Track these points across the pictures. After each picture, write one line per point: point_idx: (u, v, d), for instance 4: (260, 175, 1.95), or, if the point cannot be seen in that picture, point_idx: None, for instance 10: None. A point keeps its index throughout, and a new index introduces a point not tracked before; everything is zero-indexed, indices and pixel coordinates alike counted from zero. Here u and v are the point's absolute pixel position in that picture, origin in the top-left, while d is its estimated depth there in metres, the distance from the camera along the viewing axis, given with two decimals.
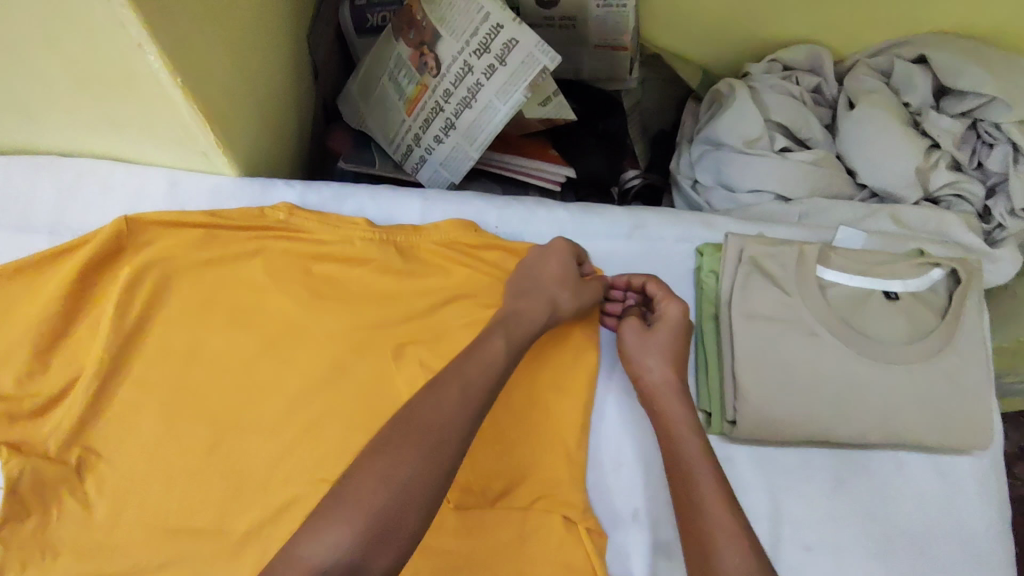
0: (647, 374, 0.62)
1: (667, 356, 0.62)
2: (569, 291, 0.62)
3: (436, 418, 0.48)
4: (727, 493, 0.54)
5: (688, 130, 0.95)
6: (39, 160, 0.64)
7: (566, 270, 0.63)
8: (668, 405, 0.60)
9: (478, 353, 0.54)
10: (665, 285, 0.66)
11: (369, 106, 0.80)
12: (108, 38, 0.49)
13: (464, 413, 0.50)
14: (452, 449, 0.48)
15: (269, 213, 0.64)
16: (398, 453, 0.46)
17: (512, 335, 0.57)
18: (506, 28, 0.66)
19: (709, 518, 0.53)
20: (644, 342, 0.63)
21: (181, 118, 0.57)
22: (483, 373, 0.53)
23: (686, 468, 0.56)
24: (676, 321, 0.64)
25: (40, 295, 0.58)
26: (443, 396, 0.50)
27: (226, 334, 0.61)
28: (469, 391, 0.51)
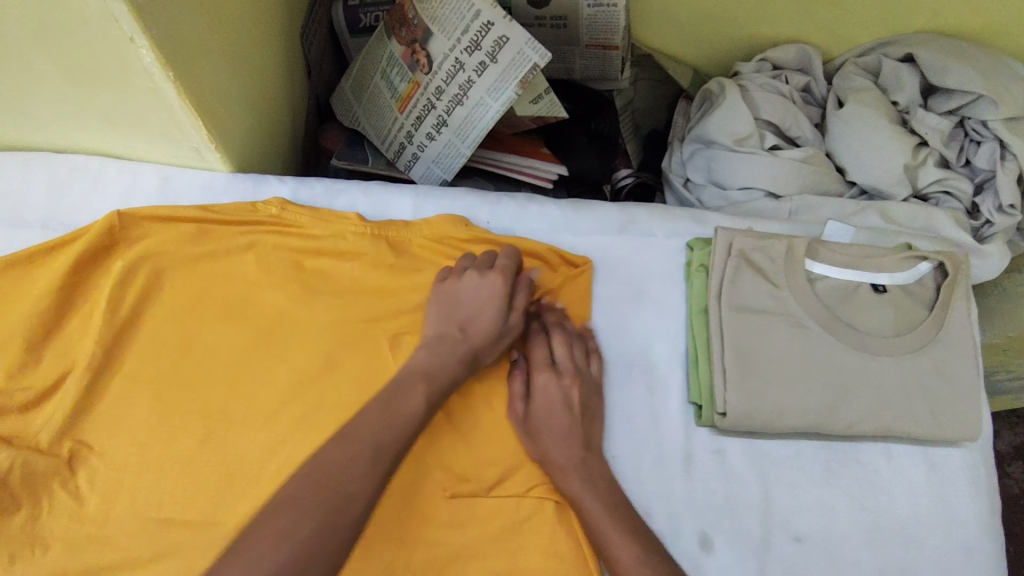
0: (545, 451, 0.59)
1: (558, 433, 0.59)
2: (492, 350, 0.61)
3: (345, 477, 0.48)
4: (640, 544, 0.55)
5: (680, 129, 0.96)
6: (33, 156, 0.65)
7: (494, 324, 0.60)
8: (569, 483, 0.58)
9: (398, 404, 0.54)
10: (564, 338, 0.63)
11: (362, 105, 0.80)
12: (101, 32, 0.49)
13: (374, 470, 0.49)
14: (355, 510, 0.47)
15: (262, 208, 0.64)
16: (300, 511, 0.45)
17: (432, 384, 0.56)
18: (496, 26, 0.67)
19: (614, 557, 0.55)
20: (531, 424, 0.60)
21: (173, 112, 0.58)
22: (402, 419, 0.53)
23: (598, 528, 0.56)
24: (557, 400, 0.60)
25: (33, 287, 0.59)
26: (353, 454, 0.49)
27: (217, 327, 0.61)
28: (384, 443, 0.51)
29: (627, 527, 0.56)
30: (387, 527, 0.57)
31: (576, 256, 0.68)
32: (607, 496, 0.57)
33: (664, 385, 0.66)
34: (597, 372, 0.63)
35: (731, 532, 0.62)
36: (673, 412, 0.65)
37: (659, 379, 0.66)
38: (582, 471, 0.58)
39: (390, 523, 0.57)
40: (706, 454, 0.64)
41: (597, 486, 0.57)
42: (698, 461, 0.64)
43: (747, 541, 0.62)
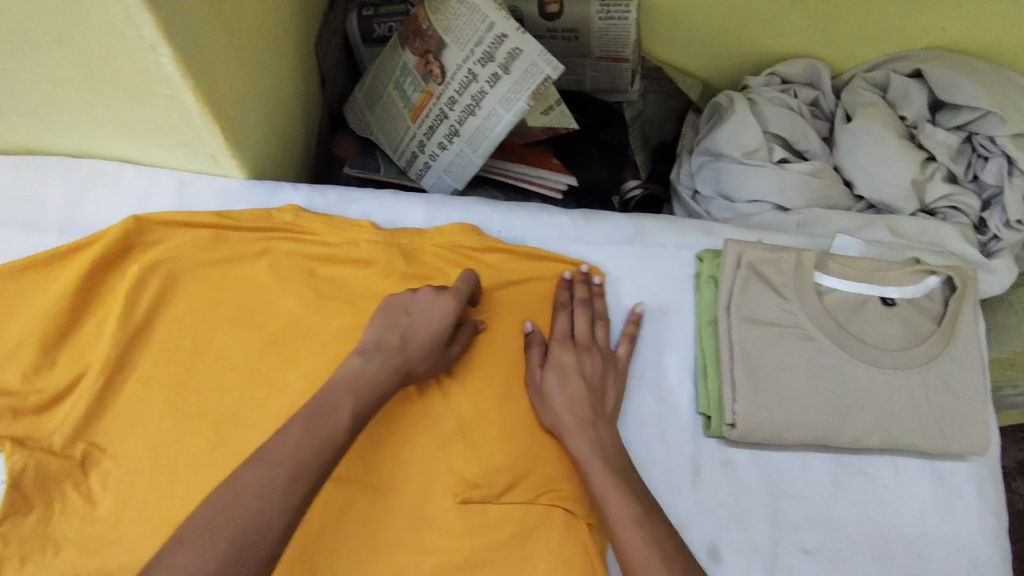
0: (553, 414, 0.61)
1: (570, 396, 0.61)
2: (428, 364, 0.59)
3: (256, 507, 0.46)
4: (637, 501, 0.56)
5: (688, 141, 0.96)
6: (51, 160, 0.65)
7: (436, 339, 0.59)
8: (577, 442, 0.60)
9: (321, 422, 0.52)
10: (590, 312, 0.66)
11: (375, 114, 0.81)
12: (123, 40, 0.50)
13: (290, 496, 0.47)
14: (270, 540, 0.46)
15: (276, 215, 0.65)
16: (210, 541, 0.44)
17: (361, 399, 0.54)
18: (509, 38, 0.67)
19: (614, 516, 0.56)
20: (548, 385, 0.62)
21: (191, 120, 0.59)
22: (326, 437, 0.51)
23: (598, 484, 0.57)
24: (571, 369, 0.62)
25: (50, 290, 0.59)
26: (267, 479, 0.47)
27: (231, 332, 0.61)
28: (301, 464, 0.49)
29: (627, 487, 0.57)
30: (399, 529, 0.58)
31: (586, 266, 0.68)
32: (611, 457, 0.59)
33: (672, 396, 0.66)
34: (624, 354, 0.65)
35: (738, 542, 0.62)
36: (682, 423, 0.65)
37: (666, 389, 0.66)
38: (590, 435, 0.60)
39: (401, 526, 0.58)
40: (714, 465, 0.64)
41: (605, 448, 0.59)
42: (706, 472, 0.64)
43: (754, 552, 0.62)
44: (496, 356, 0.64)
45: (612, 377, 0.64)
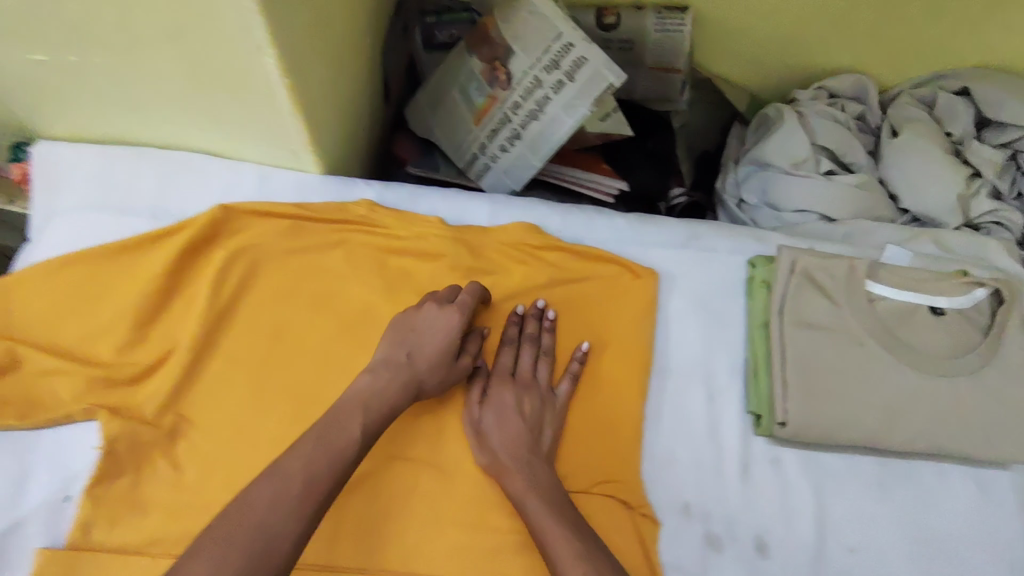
0: (491, 452, 0.61)
1: (506, 435, 0.61)
2: (435, 379, 0.61)
3: (269, 518, 0.48)
4: (573, 533, 0.55)
5: (733, 151, 0.99)
6: (144, 151, 0.70)
7: (441, 354, 0.62)
8: (513, 480, 0.59)
9: (333, 436, 0.53)
10: (537, 349, 0.66)
11: (436, 116, 0.84)
12: (233, 41, 0.54)
13: (303, 509, 0.49)
14: (284, 550, 0.47)
15: (351, 209, 0.69)
16: (223, 550, 0.45)
17: (371, 411, 0.56)
18: (576, 47, 0.71)
19: (553, 551, 0.54)
20: (491, 422, 0.63)
21: (280, 116, 0.63)
22: (339, 451, 0.53)
23: (533, 519, 0.56)
24: (508, 408, 0.63)
25: (144, 270, 0.64)
26: (283, 491, 0.49)
27: (308, 317, 0.65)
28: (316, 477, 0.51)
29: (565, 519, 0.56)
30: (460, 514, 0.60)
31: (641, 266, 0.70)
32: (548, 491, 0.58)
33: (721, 396, 0.68)
34: (564, 392, 0.65)
35: (784, 538, 0.64)
36: (732, 420, 0.67)
37: (716, 389, 0.68)
38: (525, 472, 0.59)
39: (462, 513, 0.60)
40: (763, 463, 0.67)
41: (541, 484, 0.59)
42: (755, 469, 0.66)
43: (801, 548, 0.64)
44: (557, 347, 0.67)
45: (550, 415, 0.64)
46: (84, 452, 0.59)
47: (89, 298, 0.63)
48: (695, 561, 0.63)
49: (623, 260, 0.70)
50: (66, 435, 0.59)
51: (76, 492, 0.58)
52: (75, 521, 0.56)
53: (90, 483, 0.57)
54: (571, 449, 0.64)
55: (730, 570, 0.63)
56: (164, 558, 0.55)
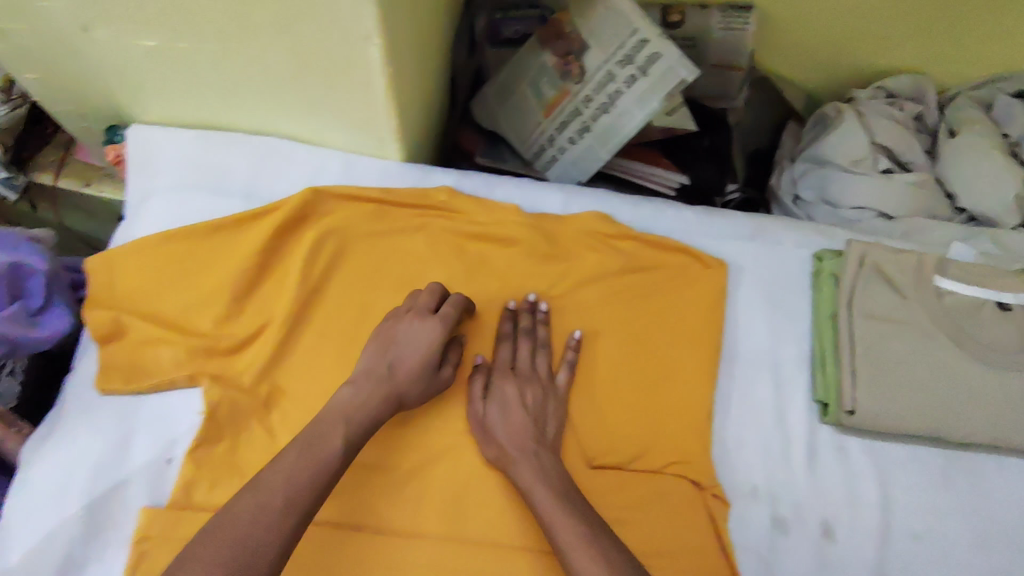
0: (498, 446, 0.62)
1: (510, 428, 0.62)
2: (416, 391, 0.62)
3: (254, 530, 0.48)
4: (580, 518, 0.55)
5: (788, 149, 1.00)
6: (234, 134, 0.73)
7: (423, 366, 0.62)
8: (522, 470, 0.59)
9: (315, 448, 0.54)
10: (534, 342, 0.67)
11: (504, 108, 0.87)
12: (341, 29, 0.57)
13: (286, 520, 0.50)
14: (268, 561, 0.48)
15: (433, 195, 0.72)
16: (205, 567, 0.46)
17: (353, 424, 0.57)
18: (651, 43, 0.73)
19: (558, 537, 0.54)
20: (497, 416, 0.63)
21: (374, 104, 0.66)
22: (322, 460, 0.53)
23: (540, 508, 0.56)
24: (510, 401, 0.63)
25: (241, 248, 0.67)
26: (265, 505, 0.50)
27: (392, 297, 0.69)
28: (297, 489, 0.51)
29: (574, 506, 0.56)
30: None
31: (710, 257, 0.73)
32: (555, 479, 0.58)
33: (788, 384, 0.70)
34: (563, 381, 0.66)
35: (849, 523, 0.66)
36: (798, 408, 0.70)
37: (783, 378, 0.71)
38: (532, 462, 0.60)
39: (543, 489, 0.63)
40: (829, 450, 0.69)
41: (549, 473, 0.59)
42: (821, 456, 0.68)
43: (866, 533, 0.66)
44: (631, 333, 0.69)
45: (553, 406, 0.65)
46: (187, 416, 0.62)
47: (189, 272, 0.67)
48: (763, 542, 0.65)
49: (694, 250, 0.73)
50: (169, 402, 0.63)
51: (178, 453, 0.61)
52: (177, 482, 0.60)
53: (193, 446, 0.60)
54: (580, 442, 0.65)
55: (797, 552, 0.65)
56: None
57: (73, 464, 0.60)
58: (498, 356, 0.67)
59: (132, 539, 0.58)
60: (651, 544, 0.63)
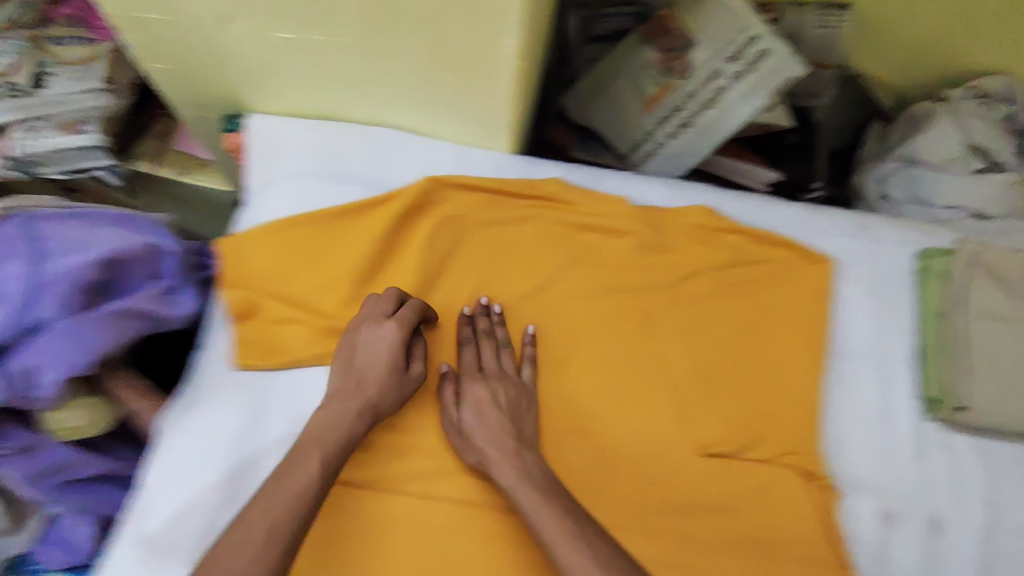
0: (479, 452, 0.62)
1: (490, 431, 0.62)
2: (390, 397, 0.62)
3: (239, 562, 0.49)
4: (565, 518, 0.55)
5: (876, 146, 0.99)
6: (352, 125, 0.76)
7: (389, 371, 0.62)
8: (503, 473, 0.59)
9: (289, 477, 0.54)
10: (495, 341, 0.68)
11: (599, 104, 0.88)
12: (482, 23, 0.59)
13: (273, 548, 0.50)
14: None
15: (543, 185, 0.74)
16: None
17: (327, 443, 0.57)
18: (761, 40, 0.73)
19: (546, 537, 0.54)
20: (474, 421, 0.63)
21: (497, 97, 0.68)
22: (298, 485, 0.54)
23: (525, 512, 0.57)
24: (480, 402, 0.64)
25: (364, 234, 0.70)
26: (248, 538, 0.50)
27: (506, 285, 0.71)
28: (277, 516, 0.52)
29: (558, 506, 0.56)
30: (654, 474, 0.66)
31: (816, 252, 0.74)
32: (536, 480, 0.59)
33: (892, 380, 0.72)
34: (528, 376, 0.67)
35: (957, 519, 0.67)
36: (902, 404, 0.71)
37: (887, 374, 0.72)
38: (513, 462, 0.60)
39: (656, 473, 0.66)
40: (935, 447, 0.69)
41: (529, 475, 0.59)
42: (928, 452, 0.69)
43: (974, 530, 0.66)
44: (738, 326, 0.71)
45: (525, 404, 0.66)
46: (319, 392, 0.65)
47: (315, 256, 0.70)
48: (871, 535, 0.66)
49: (798, 246, 0.74)
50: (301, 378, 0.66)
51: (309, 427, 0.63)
52: None
53: None
54: (641, 440, 0.67)
55: (905, 545, 0.66)
56: (396, 491, 0.63)
57: (213, 436, 0.63)
58: (462, 358, 0.67)
59: None
60: (759, 530, 0.65)
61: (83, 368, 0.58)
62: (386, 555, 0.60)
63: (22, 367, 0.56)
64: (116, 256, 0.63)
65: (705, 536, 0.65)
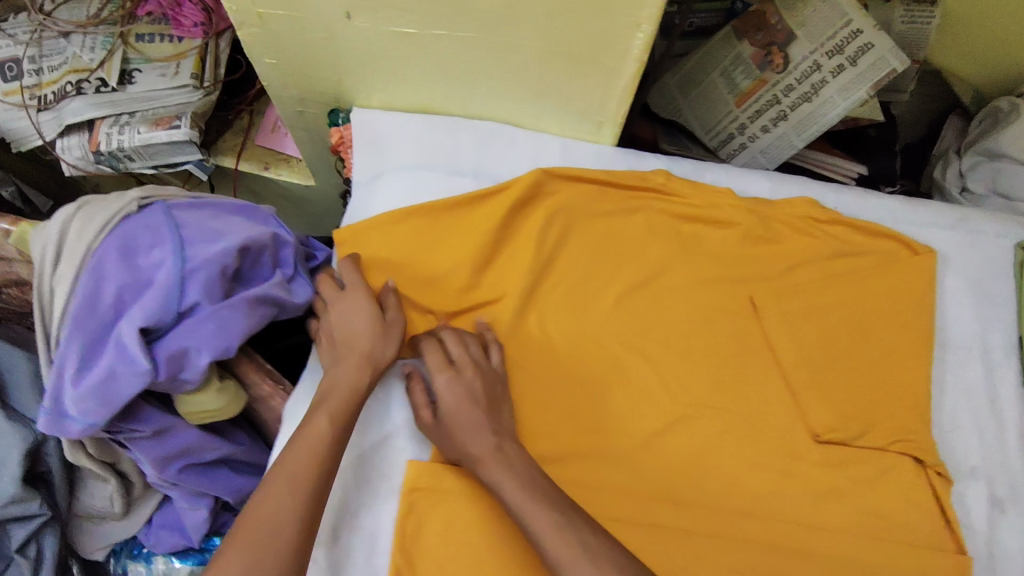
0: (463, 448, 0.61)
1: (470, 425, 0.61)
2: (382, 343, 0.64)
3: (267, 511, 0.52)
4: (553, 513, 0.55)
5: (950, 141, 1.03)
6: (456, 119, 0.78)
7: (370, 322, 0.64)
8: (490, 469, 0.59)
9: (302, 440, 0.57)
10: (459, 333, 0.66)
11: (687, 99, 0.89)
12: (616, 17, 0.59)
13: (296, 500, 0.53)
14: (285, 534, 0.52)
15: (651, 177, 0.75)
16: (234, 549, 0.50)
17: (333, 404, 0.60)
18: (864, 34, 0.75)
19: (534, 530, 0.54)
20: (452, 420, 0.61)
21: (613, 90, 0.69)
22: (316, 443, 0.57)
23: (513, 506, 0.56)
24: (456, 399, 0.62)
25: (479, 225, 0.71)
26: (273, 491, 0.54)
27: (615, 274, 0.73)
28: (300, 472, 0.55)
29: (548, 501, 0.56)
30: (769, 462, 0.68)
31: (921, 245, 0.75)
32: (523, 474, 0.58)
33: (995, 370, 0.73)
34: (497, 360, 0.66)
35: None
36: (1008, 393, 0.72)
37: (990, 363, 0.73)
38: (499, 457, 0.59)
39: (771, 460, 0.68)
40: None
41: (518, 468, 0.59)
42: None
43: None
44: (844, 317, 0.72)
45: (501, 391, 0.65)
46: None
47: (433, 244, 0.71)
48: (983, 522, 0.68)
49: (902, 238, 0.75)
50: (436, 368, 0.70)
51: None
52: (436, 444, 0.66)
53: None
54: (754, 424, 0.69)
55: (1015, 530, 0.68)
56: None
57: (365, 419, 0.67)
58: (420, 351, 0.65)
59: (401, 489, 0.65)
60: (874, 517, 0.66)
61: (231, 351, 0.60)
62: (510, 538, 0.62)
63: (177, 349, 0.57)
64: (250, 244, 0.63)
65: (820, 522, 0.66)
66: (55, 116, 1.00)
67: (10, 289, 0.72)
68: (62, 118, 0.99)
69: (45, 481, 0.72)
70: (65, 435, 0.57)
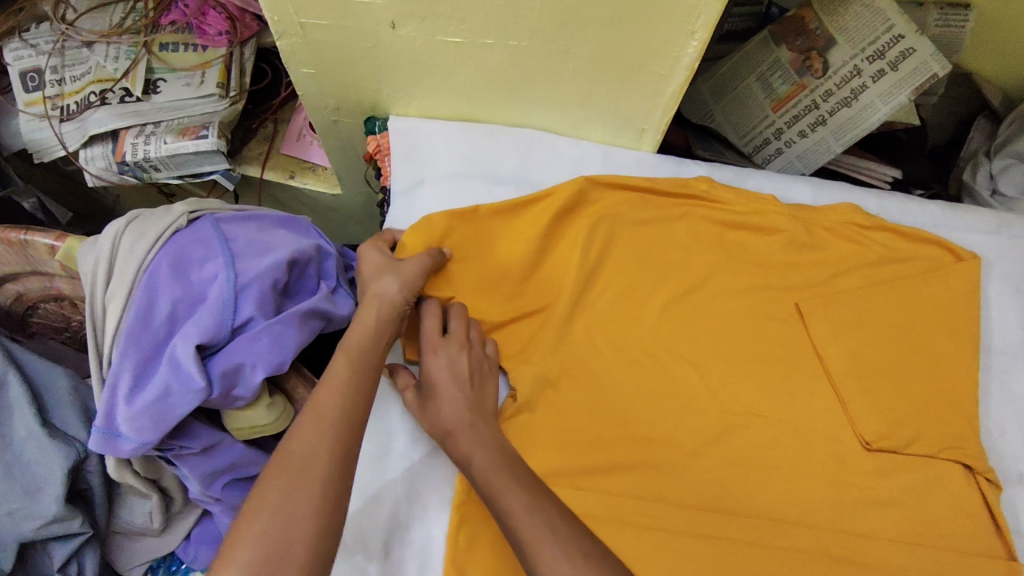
0: (437, 421, 0.61)
1: (449, 399, 0.61)
2: (393, 280, 0.63)
3: (303, 443, 0.50)
4: (527, 489, 0.53)
5: (978, 143, 1.02)
6: (496, 128, 0.78)
7: (385, 262, 0.65)
8: (464, 440, 0.58)
9: (328, 383, 0.55)
10: (461, 309, 0.67)
11: (721, 104, 0.89)
12: (671, 24, 0.59)
13: (325, 431, 0.51)
14: (318, 465, 0.49)
15: (693, 184, 0.75)
16: (272, 481, 0.48)
17: (349, 344, 0.59)
18: (906, 39, 0.74)
19: (503, 506, 0.52)
20: (434, 393, 0.62)
21: (660, 98, 0.69)
22: (340, 383, 0.55)
23: (485, 480, 0.55)
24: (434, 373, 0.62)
25: (525, 234, 0.71)
26: (303, 427, 0.51)
27: (661, 281, 0.73)
28: (330, 407, 0.53)
29: (523, 481, 0.54)
30: (821, 470, 0.67)
31: (965, 251, 0.75)
32: (498, 451, 0.57)
33: None
34: (491, 349, 0.67)
35: None
36: None
37: None
38: (470, 431, 0.59)
39: (824, 468, 0.67)
40: None
41: (493, 446, 0.58)
42: None
43: None
44: (891, 322, 0.71)
45: (489, 376, 0.65)
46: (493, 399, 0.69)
47: (479, 254, 0.71)
48: None
49: (945, 244, 0.76)
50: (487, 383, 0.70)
51: None
52: None
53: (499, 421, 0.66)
54: (805, 429, 0.68)
55: None
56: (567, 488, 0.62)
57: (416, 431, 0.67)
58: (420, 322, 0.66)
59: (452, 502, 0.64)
60: (932, 525, 0.64)
61: (285, 366, 0.59)
62: None
63: (233, 366, 0.57)
64: (298, 256, 0.63)
65: (876, 530, 0.64)
66: (79, 125, 0.97)
67: (50, 304, 0.71)
68: (86, 127, 0.97)
69: (85, 502, 0.70)
70: (117, 454, 0.56)
